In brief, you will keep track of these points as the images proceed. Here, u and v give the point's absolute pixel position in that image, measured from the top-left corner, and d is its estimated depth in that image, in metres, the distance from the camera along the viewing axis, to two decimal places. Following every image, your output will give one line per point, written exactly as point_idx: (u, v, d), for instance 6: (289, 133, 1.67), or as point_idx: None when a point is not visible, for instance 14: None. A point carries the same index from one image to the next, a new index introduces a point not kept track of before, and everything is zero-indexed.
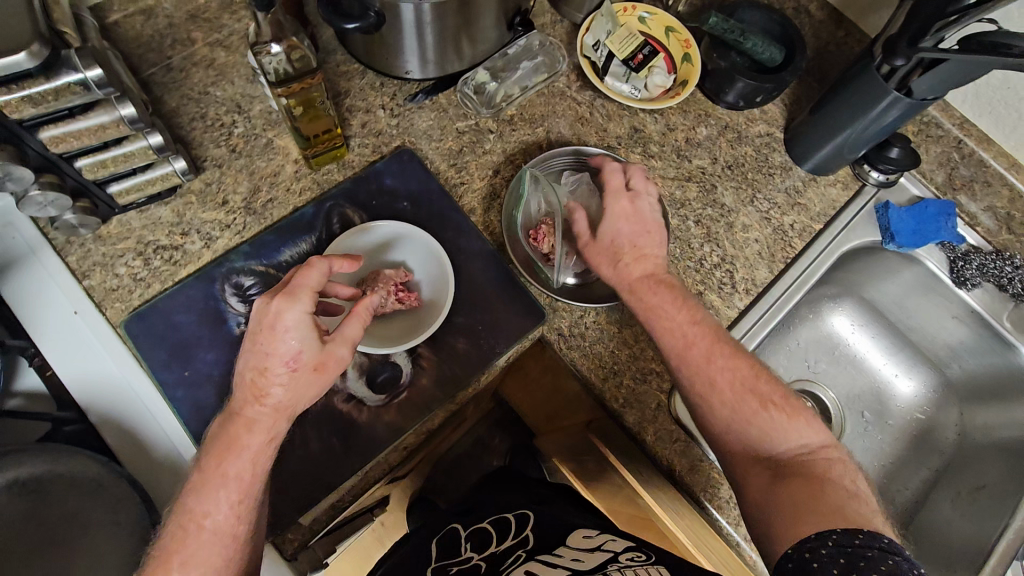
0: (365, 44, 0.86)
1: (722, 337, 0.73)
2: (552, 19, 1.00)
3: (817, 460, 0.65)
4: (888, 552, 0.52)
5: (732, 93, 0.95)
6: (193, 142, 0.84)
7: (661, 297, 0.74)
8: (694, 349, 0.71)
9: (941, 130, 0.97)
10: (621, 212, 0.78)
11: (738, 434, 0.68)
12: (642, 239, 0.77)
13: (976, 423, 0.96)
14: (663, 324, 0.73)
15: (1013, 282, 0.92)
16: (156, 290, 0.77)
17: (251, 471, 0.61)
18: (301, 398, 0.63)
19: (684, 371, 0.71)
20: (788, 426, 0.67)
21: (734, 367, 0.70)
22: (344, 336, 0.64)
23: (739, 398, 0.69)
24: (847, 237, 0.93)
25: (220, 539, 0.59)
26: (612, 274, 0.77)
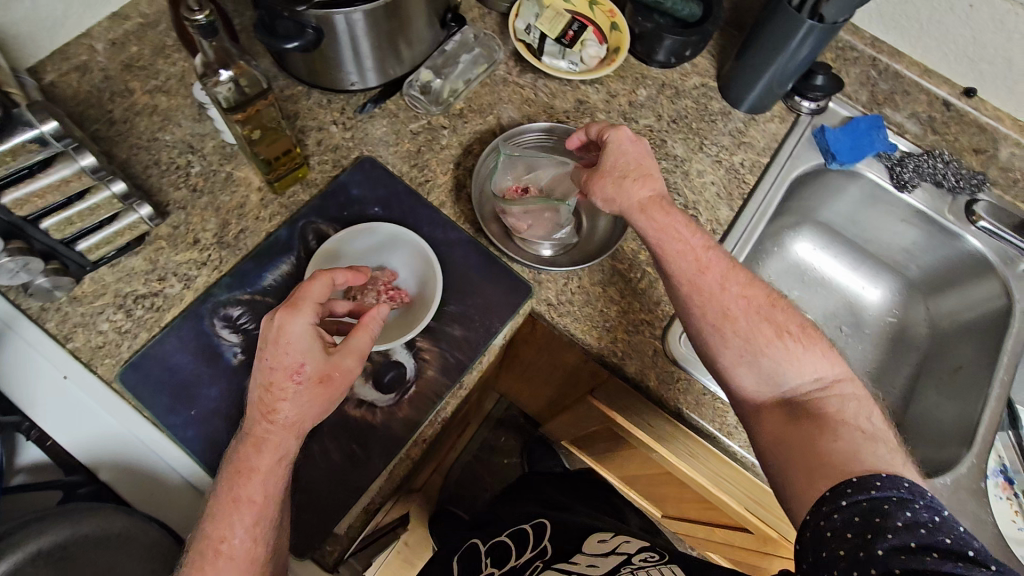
0: (306, 63, 0.88)
1: (737, 267, 0.73)
2: (480, 12, 1.04)
3: (831, 395, 0.68)
4: (905, 503, 0.54)
5: (662, 51, 1.00)
6: (152, 189, 0.84)
7: (669, 223, 0.74)
8: (708, 274, 0.72)
9: (856, 52, 1.04)
10: (631, 135, 0.78)
11: (754, 367, 0.69)
12: (647, 162, 0.78)
13: (942, 312, 1.03)
14: (675, 247, 0.73)
15: (947, 177, 0.99)
16: (144, 339, 0.76)
17: (260, 495, 0.60)
18: (309, 412, 0.62)
19: (698, 296, 0.71)
20: (797, 355, 0.69)
21: (749, 293, 0.71)
22: (351, 347, 0.64)
23: (755, 324, 0.70)
24: (794, 164, 0.99)
25: (238, 563, 0.59)
26: (614, 196, 0.76)
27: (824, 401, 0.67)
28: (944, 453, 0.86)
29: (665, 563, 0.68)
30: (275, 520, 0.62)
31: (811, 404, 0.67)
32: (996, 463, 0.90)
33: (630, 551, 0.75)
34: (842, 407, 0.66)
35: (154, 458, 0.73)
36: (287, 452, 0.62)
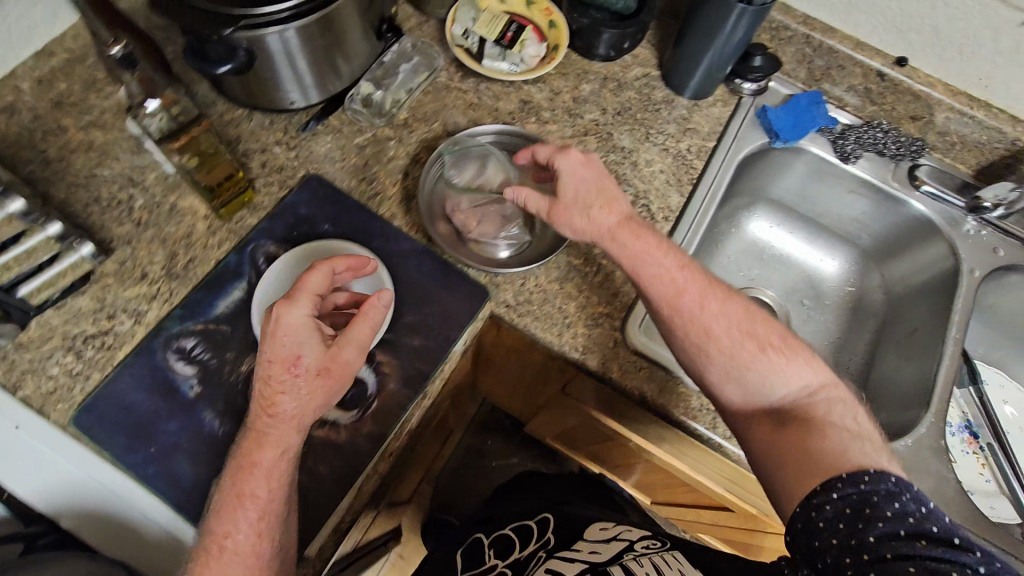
0: (243, 86, 0.87)
1: (715, 285, 0.75)
2: (418, 20, 1.04)
3: (818, 400, 0.69)
4: (894, 494, 0.55)
5: (602, 46, 1.01)
6: (95, 226, 0.82)
7: (643, 248, 0.76)
8: (686, 297, 0.73)
9: (790, 31, 1.05)
10: (578, 160, 0.81)
11: (740, 382, 0.71)
12: (608, 187, 0.80)
13: (896, 277, 1.06)
14: (651, 272, 0.75)
15: (888, 145, 1.03)
16: (97, 379, 0.74)
17: (261, 498, 0.61)
18: (311, 404, 0.64)
19: (678, 318, 0.73)
20: (782, 367, 0.70)
21: (728, 311, 0.73)
22: (348, 339, 0.66)
23: (737, 341, 0.71)
24: (740, 145, 1.01)
25: (243, 558, 0.60)
26: (586, 226, 0.79)
27: (813, 407, 0.68)
28: (906, 417, 0.88)
29: (668, 549, 0.68)
30: (284, 520, 0.63)
31: (803, 410, 0.68)
32: (960, 420, 0.98)
33: (632, 538, 0.75)
34: (831, 412, 0.67)
35: (120, 498, 0.72)
36: (290, 448, 0.63)
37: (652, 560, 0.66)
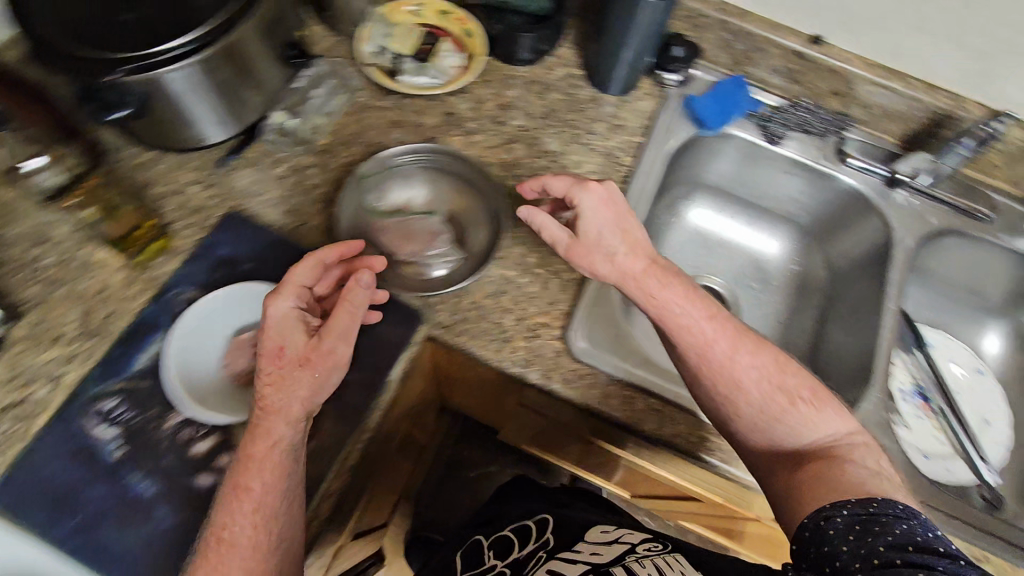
0: (148, 128, 0.83)
1: (739, 334, 0.72)
2: (332, 41, 1.01)
3: (842, 446, 0.66)
4: (901, 518, 0.53)
5: (522, 50, 0.99)
6: (3, 290, 0.79)
7: (680, 313, 0.73)
8: (714, 349, 0.71)
9: (707, 18, 1.03)
10: (598, 199, 0.78)
11: (769, 436, 0.68)
12: (632, 228, 0.77)
13: (838, 251, 1.06)
14: (679, 323, 0.73)
15: (813, 125, 1.03)
16: (14, 452, 0.71)
17: (257, 496, 0.62)
18: (296, 395, 0.65)
19: (706, 375, 0.71)
20: (811, 418, 0.68)
21: (759, 363, 0.70)
22: (329, 329, 0.66)
23: (768, 394, 0.69)
24: (668, 138, 1.00)
25: (246, 552, 0.62)
26: (609, 270, 0.76)
27: (842, 450, 0.65)
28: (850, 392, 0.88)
29: (671, 551, 0.63)
30: (286, 521, 0.64)
31: (831, 452, 0.65)
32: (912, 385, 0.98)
33: (634, 541, 0.70)
34: (857, 453, 0.64)
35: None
36: (284, 440, 0.65)
37: (653, 564, 0.61)
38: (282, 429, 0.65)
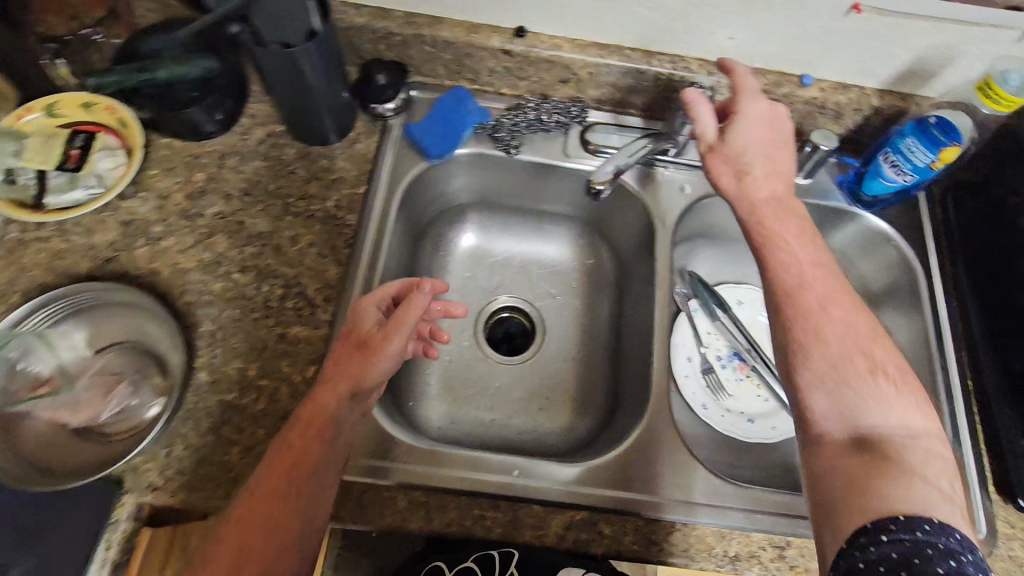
0: None
1: (842, 294, 0.56)
2: None
3: (912, 446, 0.50)
4: (951, 553, 0.42)
5: None
6: None
7: (780, 235, 0.58)
8: (851, 373, 0.53)
9: None
10: (754, 118, 0.61)
11: (848, 418, 0.52)
12: (864, 329, 0.55)
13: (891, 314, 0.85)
14: (868, 399, 0.52)
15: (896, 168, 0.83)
16: None
17: (346, 385, 0.53)
18: (727, 170, 0.61)
19: (796, 303, 0.56)
20: (891, 401, 0.52)
21: (853, 324, 0.55)
22: (732, 144, 0.61)
23: (915, 421, 0.51)
24: None
25: (308, 434, 0.51)
26: (826, 348, 0.54)
27: (899, 451, 0.49)
28: None
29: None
30: (336, 415, 0.52)
31: (886, 449, 0.50)
32: None
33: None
34: (926, 462, 0.49)
35: None
36: (381, 351, 0.54)
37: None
38: (392, 344, 0.55)
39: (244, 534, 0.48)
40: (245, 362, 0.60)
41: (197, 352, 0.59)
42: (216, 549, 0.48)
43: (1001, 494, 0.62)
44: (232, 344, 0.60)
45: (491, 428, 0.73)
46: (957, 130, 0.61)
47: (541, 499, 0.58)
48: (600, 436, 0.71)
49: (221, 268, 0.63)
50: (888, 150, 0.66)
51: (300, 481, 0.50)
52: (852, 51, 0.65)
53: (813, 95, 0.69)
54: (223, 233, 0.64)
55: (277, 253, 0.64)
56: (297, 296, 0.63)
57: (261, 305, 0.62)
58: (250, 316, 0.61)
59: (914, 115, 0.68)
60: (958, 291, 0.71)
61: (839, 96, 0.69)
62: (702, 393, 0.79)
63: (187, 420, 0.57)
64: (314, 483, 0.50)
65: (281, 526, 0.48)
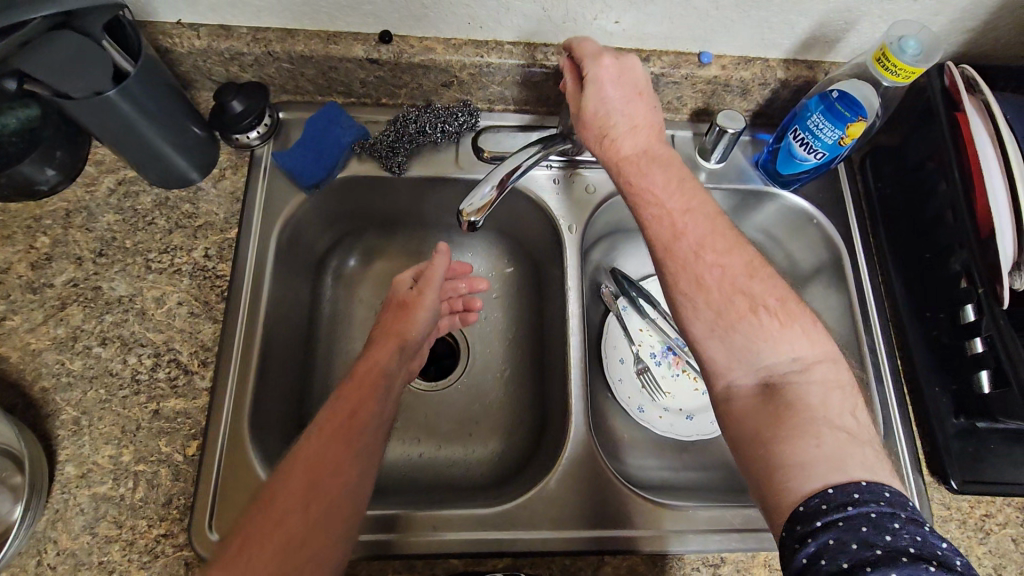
0: None
1: (716, 237, 0.52)
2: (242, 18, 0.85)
3: (811, 382, 0.47)
4: (883, 523, 0.38)
5: None
6: None
7: (650, 190, 0.54)
8: (729, 314, 0.49)
9: None
10: (605, 76, 0.55)
11: (745, 366, 0.49)
12: (738, 267, 0.51)
13: None
14: (754, 339, 0.48)
15: None
16: None
17: (394, 341, 0.58)
18: (594, 139, 0.57)
19: (671, 254, 0.52)
20: (780, 335, 0.48)
21: (728, 261, 0.51)
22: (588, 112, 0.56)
23: (798, 348, 0.48)
24: None
25: (367, 388, 0.54)
26: (700, 297, 0.50)
27: (793, 391, 0.46)
28: None
29: None
30: (386, 369, 0.56)
31: (785, 394, 0.47)
32: None
33: None
34: (825, 399, 0.46)
35: None
36: (421, 304, 0.60)
37: None
38: (427, 296, 0.61)
39: (312, 474, 0.47)
40: (116, 448, 0.53)
41: (59, 444, 0.53)
42: (287, 482, 0.47)
43: (935, 476, 0.60)
44: (100, 428, 0.54)
45: (418, 463, 0.69)
46: (861, 104, 0.57)
47: (466, 549, 0.55)
48: (532, 459, 0.67)
49: (78, 344, 0.56)
50: (798, 128, 0.62)
51: (361, 428, 0.51)
52: (747, 24, 0.60)
53: (714, 74, 0.64)
54: (78, 302, 0.57)
55: (143, 318, 0.58)
56: (171, 364, 0.57)
57: (128, 380, 0.56)
58: (118, 394, 0.55)
59: (820, 84, 0.63)
60: (882, 265, 0.68)
61: (742, 72, 0.64)
62: (638, 394, 0.73)
63: (55, 523, 0.51)
64: (373, 433, 0.52)
65: (343, 470, 0.48)
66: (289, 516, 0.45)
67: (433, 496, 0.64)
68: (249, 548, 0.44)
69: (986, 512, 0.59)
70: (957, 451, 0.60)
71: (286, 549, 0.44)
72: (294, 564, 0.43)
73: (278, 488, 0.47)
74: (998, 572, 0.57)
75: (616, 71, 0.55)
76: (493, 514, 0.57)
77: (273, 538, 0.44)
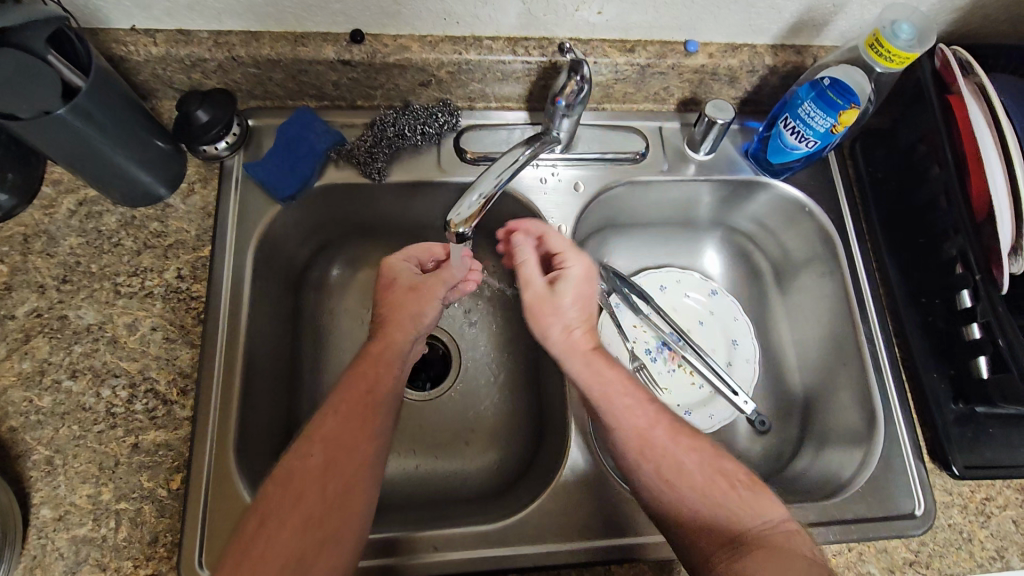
0: None
1: (684, 425, 0.54)
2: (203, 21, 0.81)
3: (781, 533, 0.47)
4: None
5: None
6: None
7: (617, 380, 0.54)
8: (707, 501, 0.49)
9: None
10: (575, 274, 0.58)
11: (718, 531, 0.48)
12: (707, 450, 0.52)
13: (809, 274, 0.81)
14: (731, 516, 0.49)
15: None
16: None
17: (412, 327, 0.56)
18: (552, 322, 0.57)
19: (648, 447, 0.51)
20: (753, 502, 0.49)
21: (697, 443, 0.52)
22: (553, 298, 0.57)
23: (773, 523, 0.48)
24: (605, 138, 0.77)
25: (381, 363, 0.53)
26: (675, 492, 0.50)
27: (776, 542, 0.47)
28: (819, 472, 0.64)
29: None
30: (402, 348, 0.54)
31: (761, 544, 0.47)
32: None
33: None
34: (799, 543, 0.47)
35: None
36: (434, 294, 0.57)
37: None
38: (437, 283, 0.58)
39: (328, 456, 0.47)
40: (95, 486, 0.50)
41: (31, 486, 0.50)
42: (304, 462, 0.47)
43: (936, 463, 0.60)
44: (75, 467, 0.51)
45: (415, 477, 0.67)
46: (854, 92, 0.56)
47: (470, 567, 0.54)
48: (531, 467, 0.65)
49: (46, 378, 0.53)
50: (788, 116, 0.60)
51: (377, 406, 0.50)
52: (734, 10, 0.58)
53: (702, 63, 0.62)
54: (43, 334, 0.54)
55: (115, 347, 0.54)
56: (148, 395, 0.54)
57: (103, 414, 0.52)
58: (93, 429, 0.52)
59: (810, 70, 0.62)
60: (878, 252, 0.67)
61: (730, 60, 0.62)
62: None
63: (34, 570, 0.48)
64: (386, 413, 0.51)
65: (359, 451, 0.48)
66: (307, 497, 0.46)
67: (432, 511, 0.62)
68: (269, 525, 0.44)
69: (986, 495, 0.59)
70: (958, 437, 0.59)
71: (306, 528, 0.45)
72: (317, 542, 0.44)
73: (293, 474, 0.47)
74: (1001, 555, 0.57)
75: (580, 270, 0.59)
76: (496, 530, 0.55)
77: (292, 514, 0.45)
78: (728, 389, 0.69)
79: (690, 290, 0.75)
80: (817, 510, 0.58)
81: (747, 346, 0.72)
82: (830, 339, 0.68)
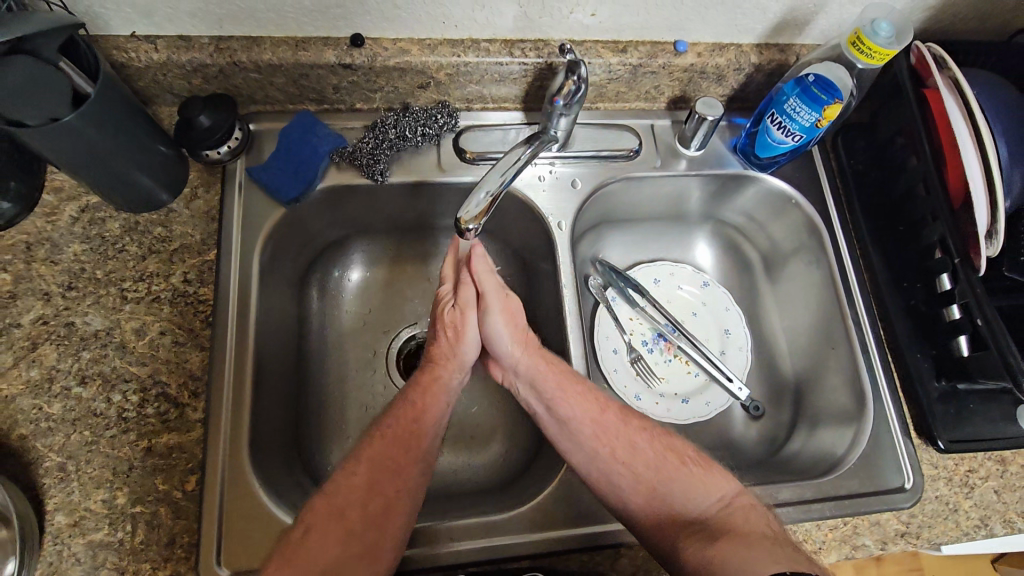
0: None
1: (630, 409, 0.59)
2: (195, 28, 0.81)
3: (736, 512, 0.52)
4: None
5: None
6: None
7: (568, 375, 0.59)
8: (661, 480, 0.54)
9: None
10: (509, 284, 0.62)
11: (678, 513, 0.53)
12: (656, 432, 0.58)
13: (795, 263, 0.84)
14: (684, 495, 0.54)
15: None
16: None
17: (456, 363, 0.59)
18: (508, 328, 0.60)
19: (602, 428, 0.57)
20: (702, 477, 0.55)
21: (648, 425, 0.58)
22: (507, 306, 0.60)
23: (716, 495, 0.54)
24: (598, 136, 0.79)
25: (429, 396, 0.56)
26: (628, 475, 0.54)
27: (734, 523, 0.51)
28: (812, 454, 0.67)
29: None
30: (448, 381, 0.58)
31: (724, 527, 0.51)
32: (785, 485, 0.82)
33: None
34: (752, 517, 0.52)
35: None
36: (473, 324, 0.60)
37: None
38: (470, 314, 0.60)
39: (372, 473, 0.51)
40: (109, 491, 0.51)
41: (45, 493, 0.50)
42: (352, 475, 0.51)
43: (922, 438, 0.63)
44: (88, 473, 0.51)
45: None
46: (837, 87, 0.58)
47: (484, 557, 0.55)
48: (537, 457, 0.67)
49: (55, 386, 0.53)
50: (774, 111, 0.63)
51: (421, 435, 0.54)
52: (721, 10, 0.60)
53: (691, 62, 0.64)
54: (51, 341, 0.54)
55: (123, 352, 0.55)
56: (158, 399, 0.54)
57: (115, 419, 0.53)
58: (104, 434, 0.52)
59: (794, 67, 0.64)
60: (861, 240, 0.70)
61: (718, 58, 0.65)
62: (634, 382, 0.72)
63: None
64: (431, 438, 0.54)
65: (402, 476, 0.51)
66: (351, 507, 0.49)
67: (443, 505, 0.64)
68: (318, 529, 0.48)
69: (969, 467, 0.62)
70: (941, 413, 0.63)
71: (348, 539, 0.48)
72: (354, 557, 0.47)
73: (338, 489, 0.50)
74: (984, 523, 0.60)
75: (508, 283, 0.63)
76: (508, 519, 0.57)
77: (337, 524, 0.48)
78: (722, 376, 0.72)
79: (684, 281, 0.78)
80: (813, 488, 0.60)
81: (739, 334, 0.75)
82: (819, 324, 0.71)
